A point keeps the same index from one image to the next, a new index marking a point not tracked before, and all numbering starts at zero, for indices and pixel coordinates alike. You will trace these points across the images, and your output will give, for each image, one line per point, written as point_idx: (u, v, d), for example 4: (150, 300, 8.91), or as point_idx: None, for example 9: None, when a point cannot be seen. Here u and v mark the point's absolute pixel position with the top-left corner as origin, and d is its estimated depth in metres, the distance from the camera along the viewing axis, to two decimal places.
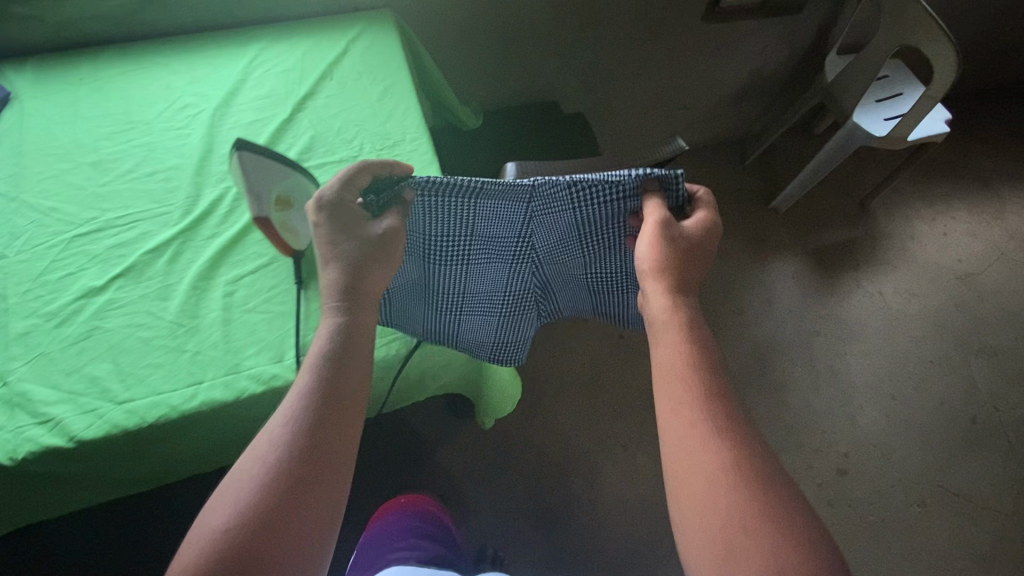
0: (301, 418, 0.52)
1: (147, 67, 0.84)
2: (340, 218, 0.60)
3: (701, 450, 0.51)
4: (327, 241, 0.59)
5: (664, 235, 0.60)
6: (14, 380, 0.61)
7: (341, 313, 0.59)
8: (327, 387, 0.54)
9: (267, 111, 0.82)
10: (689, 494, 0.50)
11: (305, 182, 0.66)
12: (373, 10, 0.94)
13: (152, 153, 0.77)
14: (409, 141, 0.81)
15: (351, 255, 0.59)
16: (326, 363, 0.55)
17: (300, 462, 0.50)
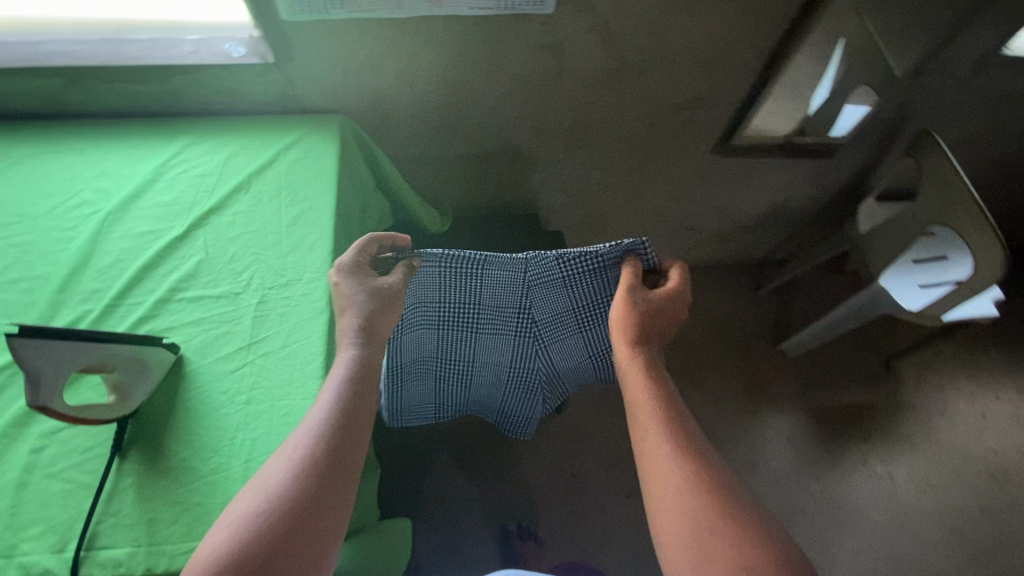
0: (318, 443, 0.52)
1: (58, 150, 0.77)
2: (362, 274, 0.62)
3: (688, 490, 0.49)
4: (349, 295, 0.61)
5: (637, 295, 0.61)
6: None
7: (357, 347, 0.60)
8: (343, 416, 0.54)
9: (164, 223, 0.74)
10: (666, 516, 0.49)
11: (136, 352, 0.58)
12: (322, 113, 0.85)
13: (27, 255, 0.70)
14: (304, 281, 0.71)
15: (367, 307, 0.61)
16: (342, 390, 0.56)
17: (311, 484, 0.50)
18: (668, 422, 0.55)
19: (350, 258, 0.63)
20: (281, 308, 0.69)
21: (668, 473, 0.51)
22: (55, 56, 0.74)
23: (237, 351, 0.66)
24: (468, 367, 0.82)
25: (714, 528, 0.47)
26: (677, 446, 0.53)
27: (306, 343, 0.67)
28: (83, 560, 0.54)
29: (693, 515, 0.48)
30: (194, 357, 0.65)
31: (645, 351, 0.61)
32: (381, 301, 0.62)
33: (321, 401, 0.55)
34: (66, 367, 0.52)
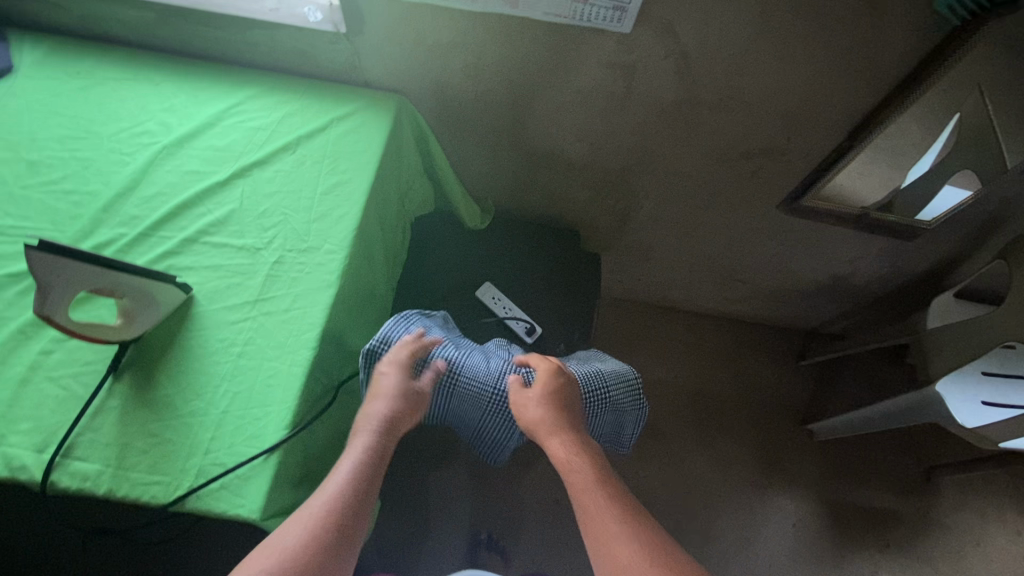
0: (334, 508, 0.55)
1: (138, 80, 0.83)
2: (406, 368, 0.67)
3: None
4: (393, 384, 0.66)
5: (551, 391, 0.63)
6: None
7: (371, 437, 0.62)
8: (358, 488, 0.57)
9: (210, 167, 0.77)
10: None
11: (145, 299, 0.62)
12: (381, 90, 0.86)
13: (85, 171, 0.75)
14: (322, 252, 0.72)
15: (402, 401, 0.65)
16: (364, 461, 0.60)
17: (323, 553, 0.52)
18: (604, 500, 0.56)
19: (402, 350, 0.68)
20: (293, 274, 0.70)
21: (626, 563, 0.52)
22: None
23: (243, 304, 0.68)
24: (455, 376, 0.71)
25: None
26: (627, 531, 0.54)
27: (308, 312, 0.68)
28: (56, 465, 0.58)
29: None
30: (202, 301, 0.68)
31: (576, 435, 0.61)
32: (410, 400, 0.66)
33: (335, 474, 0.58)
34: (72, 285, 0.56)
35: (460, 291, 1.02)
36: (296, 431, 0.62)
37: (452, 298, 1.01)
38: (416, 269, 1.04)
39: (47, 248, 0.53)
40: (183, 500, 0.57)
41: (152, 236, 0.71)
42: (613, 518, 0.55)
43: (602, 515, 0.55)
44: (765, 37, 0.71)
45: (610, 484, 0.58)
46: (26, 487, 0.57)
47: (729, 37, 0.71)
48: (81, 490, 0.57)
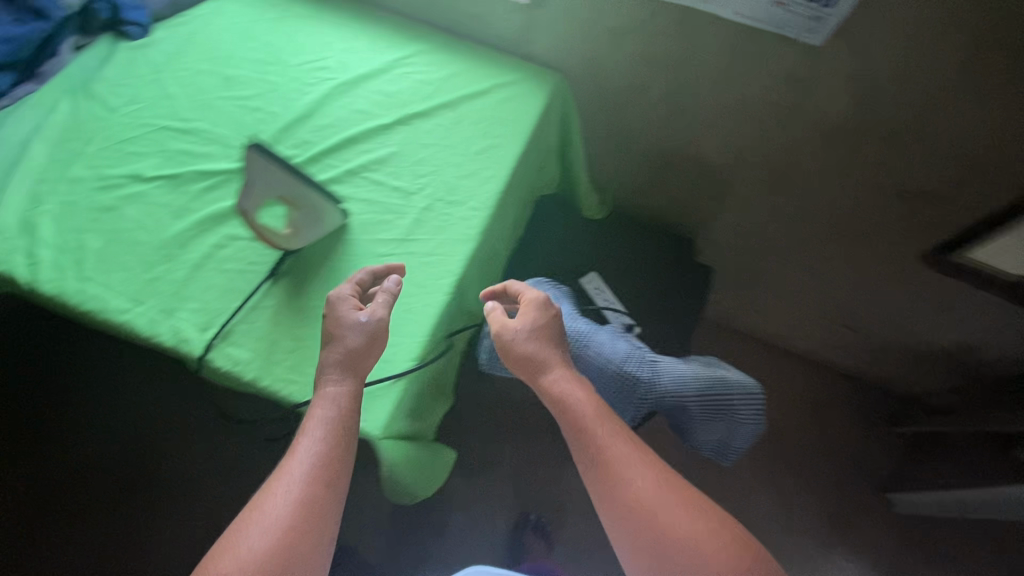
0: (311, 477, 0.57)
1: (325, 19, 0.89)
2: (344, 305, 0.63)
3: (656, 517, 0.55)
4: (337, 326, 0.62)
5: (539, 325, 0.63)
6: (42, 211, 0.71)
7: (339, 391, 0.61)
8: (323, 474, 0.57)
9: (378, 110, 0.82)
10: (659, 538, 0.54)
11: (314, 219, 0.68)
12: (543, 65, 0.88)
13: (270, 93, 0.82)
14: (467, 207, 0.75)
15: (353, 343, 0.61)
16: (334, 425, 0.59)
17: (306, 517, 0.55)
18: (604, 440, 0.58)
19: (343, 300, 0.64)
20: (438, 222, 0.74)
21: (642, 494, 0.56)
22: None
23: (391, 241, 0.72)
24: (581, 345, 0.65)
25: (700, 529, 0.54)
26: (637, 466, 0.57)
27: (447, 260, 0.72)
28: (214, 347, 0.64)
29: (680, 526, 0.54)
30: (355, 230, 0.72)
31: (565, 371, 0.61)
32: (360, 335, 0.61)
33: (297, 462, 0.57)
34: (272, 193, 0.65)
35: (568, 274, 1.03)
36: (422, 364, 0.66)
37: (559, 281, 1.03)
38: (528, 245, 1.06)
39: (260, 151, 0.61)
40: None
41: (318, 164, 0.77)
42: (618, 452, 0.57)
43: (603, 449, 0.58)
44: (964, 76, 0.67)
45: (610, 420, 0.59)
46: (187, 359, 0.64)
47: (926, 68, 0.68)
48: (231, 372, 0.63)
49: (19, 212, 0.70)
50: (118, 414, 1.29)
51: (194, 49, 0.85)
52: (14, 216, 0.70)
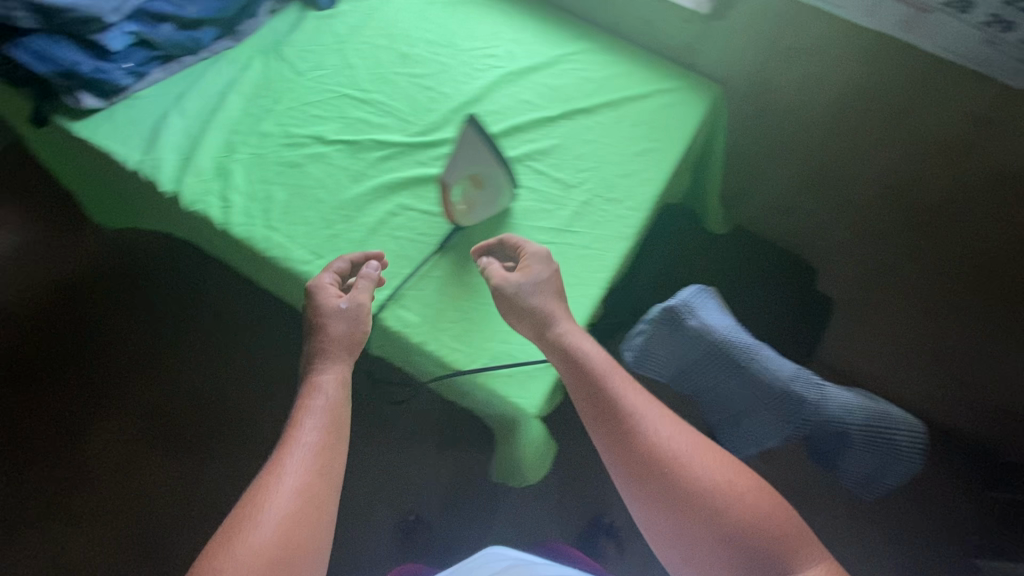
0: (312, 465, 0.56)
1: (496, 9, 0.92)
2: (326, 293, 0.65)
3: (675, 467, 0.56)
4: (321, 314, 0.64)
5: (539, 286, 0.64)
6: (234, 159, 0.76)
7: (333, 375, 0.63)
8: (325, 462, 0.57)
9: (543, 102, 0.84)
10: (680, 488, 0.55)
11: (494, 200, 0.71)
12: (704, 76, 0.89)
13: (442, 74, 0.86)
14: (625, 207, 0.77)
15: (338, 331, 0.64)
16: (330, 412, 0.60)
17: (310, 507, 0.54)
18: (619, 399, 0.59)
19: (325, 287, 0.66)
20: (597, 217, 0.75)
21: (660, 447, 0.57)
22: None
23: (550, 230, 0.74)
24: (749, 360, 0.61)
25: (718, 479, 0.55)
26: (652, 420, 0.58)
27: (604, 255, 0.73)
28: (386, 307, 0.68)
29: (697, 476, 0.55)
30: (517, 215, 0.75)
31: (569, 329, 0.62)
32: (347, 321, 0.64)
33: (292, 453, 0.56)
34: (473, 172, 0.69)
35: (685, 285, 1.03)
36: None
37: (677, 291, 1.03)
38: (649, 252, 1.06)
39: (472, 126, 0.68)
40: (475, 373, 0.65)
41: None
42: (631, 406, 0.58)
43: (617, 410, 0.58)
44: None
45: (622, 379, 0.60)
46: None
47: None
48: (399, 333, 0.67)
49: (214, 158, 0.76)
50: (221, 348, 1.30)
51: (374, 25, 0.89)
52: (210, 161, 0.76)
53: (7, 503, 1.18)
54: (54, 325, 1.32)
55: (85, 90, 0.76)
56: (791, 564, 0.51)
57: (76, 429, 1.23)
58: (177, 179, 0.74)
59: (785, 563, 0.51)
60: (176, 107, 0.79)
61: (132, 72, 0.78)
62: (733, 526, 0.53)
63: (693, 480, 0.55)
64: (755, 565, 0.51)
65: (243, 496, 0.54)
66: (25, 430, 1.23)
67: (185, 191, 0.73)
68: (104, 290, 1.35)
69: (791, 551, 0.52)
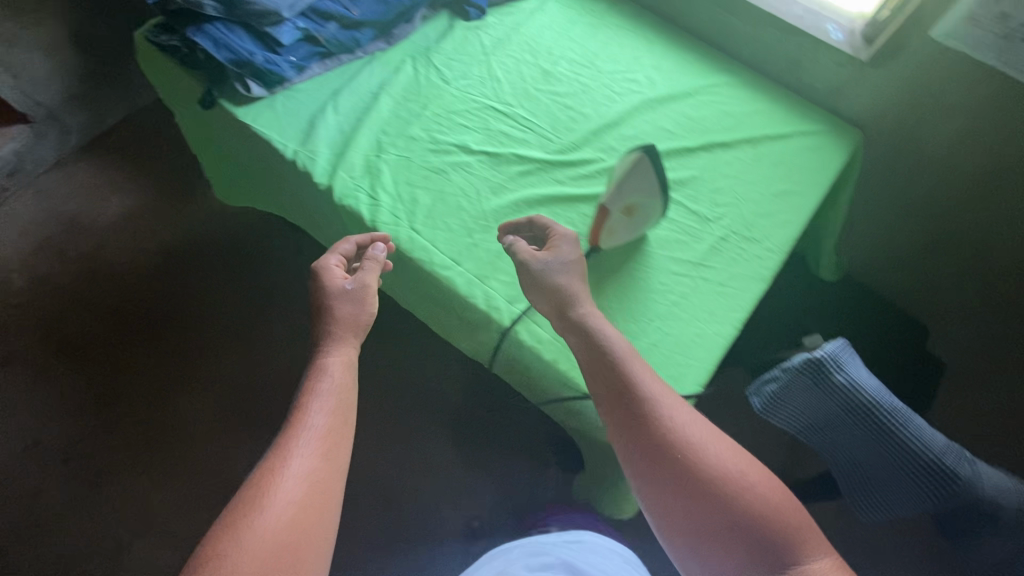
0: (319, 445, 0.57)
1: (637, 35, 0.93)
2: (333, 276, 0.69)
3: (689, 459, 0.56)
4: (331, 296, 0.68)
5: (560, 264, 0.67)
6: (383, 158, 0.79)
7: (340, 355, 0.65)
8: (331, 443, 0.58)
9: (682, 131, 0.84)
10: (693, 479, 0.55)
11: (643, 227, 0.72)
12: (846, 121, 0.87)
13: (582, 94, 0.87)
14: (762, 247, 0.76)
15: (346, 311, 0.67)
16: (333, 394, 0.61)
17: (320, 488, 0.54)
18: (638, 383, 0.59)
19: (332, 268, 0.69)
20: (733, 255, 0.75)
21: (676, 437, 0.57)
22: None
23: (686, 262, 0.73)
24: (898, 426, 0.60)
25: (726, 472, 0.56)
26: (670, 409, 0.58)
27: (739, 295, 0.72)
28: (520, 321, 0.69)
29: (708, 468, 0.56)
30: (654, 243, 0.74)
31: (589, 310, 0.64)
32: (351, 301, 0.68)
33: (299, 437, 0.56)
34: (633, 195, 0.69)
35: (790, 328, 1.01)
36: (705, 392, 0.66)
37: (781, 333, 1.01)
38: None
39: (646, 153, 0.69)
40: None
41: None
42: (650, 394, 0.59)
43: (629, 397, 0.58)
44: None
45: (640, 366, 0.60)
46: (494, 324, 0.69)
47: None
48: (533, 348, 0.67)
49: (364, 155, 0.79)
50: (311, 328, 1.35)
51: (519, 40, 0.91)
52: (360, 158, 0.79)
53: (91, 447, 1.23)
54: (156, 287, 1.40)
55: (253, 80, 0.80)
56: (801, 557, 0.52)
57: (166, 388, 1.29)
58: (330, 173, 0.77)
59: (793, 556, 0.52)
60: (331, 103, 0.82)
61: (295, 65, 0.82)
62: (747, 518, 0.53)
63: (704, 472, 0.55)
64: (767, 558, 0.52)
65: (247, 481, 0.53)
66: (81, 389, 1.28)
67: (337, 185, 0.76)
68: (209, 261, 1.43)
69: (799, 545, 0.52)
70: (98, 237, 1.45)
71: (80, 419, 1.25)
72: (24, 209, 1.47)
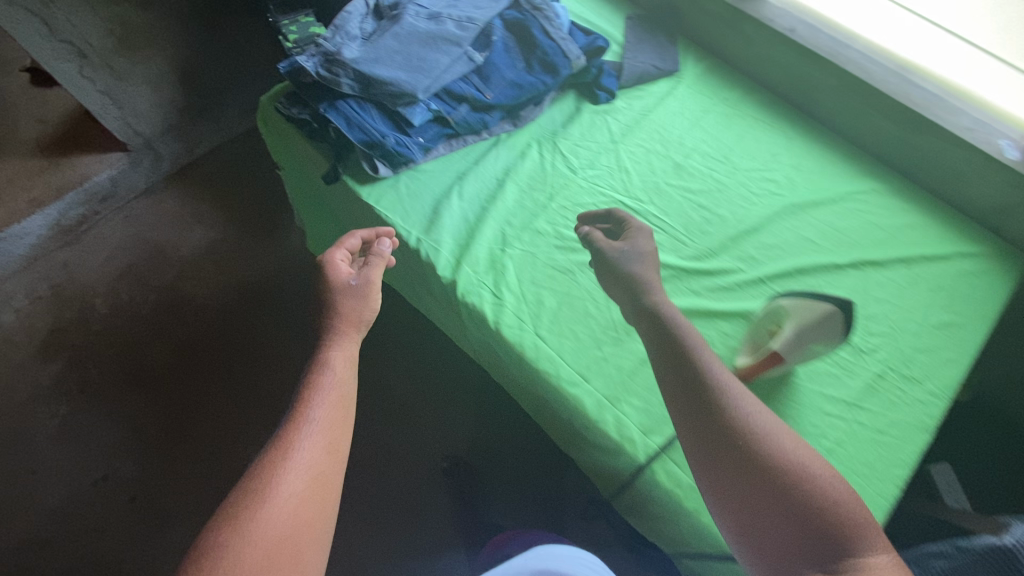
0: (318, 436, 0.51)
1: (775, 129, 0.87)
2: (337, 268, 0.67)
3: (747, 435, 0.49)
4: (337, 284, 0.66)
5: (630, 245, 0.68)
6: (508, 253, 0.75)
7: (343, 347, 0.61)
8: (333, 436, 0.52)
9: (827, 244, 0.78)
10: (752, 457, 0.47)
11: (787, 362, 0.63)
12: (1012, 244, 0.78)
13: (718, 193, 0.81)
14: (923, 389, 0.68)
15: (351, 299, 0.65)
16: (336, 385, 0.56)
17: (320, 483, 0.49)
18: (693, 358, 0.55)
19: (336, 263, 0.68)
20: (891, 395, 0.68)
21: (731, 414, 0.50)
22: (849, 62, 0.82)
23: (839, 401, 0.67)
24: None
25: (787, 457, 0.47)
26: (726, 384, 0.52)
27: (900, 446, 0.65)
28: (657, 459, 0.61)
29: (767, 451, 0.48)
30: (802, 376, 0.68)
31: (653, 292, 0.62)
32: (354, 293, 0.66)
33: (300, 429, 0.51)
34: (811, 345, 0.61)
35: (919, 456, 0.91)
36: None
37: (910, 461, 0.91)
38: None
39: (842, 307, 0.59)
40: None
41: (762, 287, 0.74)
42: (704, 371, 0.54)
43: (687, 384, 0.53)
44: None
45: (697, 345, 0.56)
46: (626, 459, 0.62)
47: None
48: (671, 494, 0.60)
49: (488, 249, 0.75)
50: None
51: (649, 127, 0.87)
52: (485, 252, 0.75)
53: (157, 489, 1.21)
54: (233, 327, 1.39)
55: (381, 159, 0.77)
56: (854, 549, 0.42)
57: (233, 429, 1.27)
58: (454, 267, 0.74)
59: (848, 545, 0.43)
60: (456, 188, 0.80)
61: (422, 147, 0.79)
62: (805, 508, 0.44)
63: (764, 454, 0.47)
64: (822, 548, 0.43)
65: (243, 477, 0.48)
66: (138, 414, 1.28)
67: (461, 279, 0.73)
68: (286, 303, 1.42)
69: (862, 536, 0.43)
70: (178, 267, 1.46)
71: (150, 456, 1.24)
72: (112, 233, 1.50)
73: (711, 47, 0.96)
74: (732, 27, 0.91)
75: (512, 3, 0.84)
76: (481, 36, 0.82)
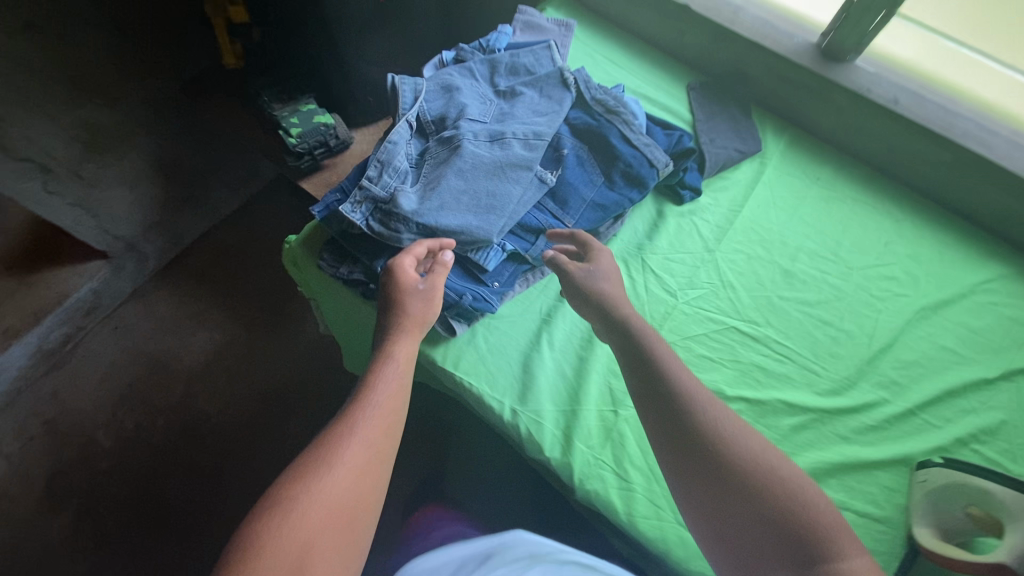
0: (378, 418, 0.49)
1: (880, 212, 0.78)
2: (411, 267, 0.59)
3: (720, 440, 0.48)
4: (404, 283, 0.58)
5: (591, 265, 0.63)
6: (623, 415, 0.64)
7: (409, 342, 0.57)
8: (392, 423, 0.50)
9: (968, 351, 0.69)
10: (725, 461, 0.46)
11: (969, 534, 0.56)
12: None
13: (837, 301, 0.71)
14: None
15: (416, 301, 0.58)
16: (399, 371, 0.54)
17: (377, 469, 0.47)
18: (659, 362, 0.54)
19: (408, 267, 0.59)
20: None
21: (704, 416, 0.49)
22: (964, 134, 0.73)
23: None
24: None
25: (760, 462, 0.47)
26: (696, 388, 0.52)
27: None
28: None
29: (739, 457, 0.47)
30: None
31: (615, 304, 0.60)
32: (417, 296, 0.58)
33: (362, 410, 0.49)
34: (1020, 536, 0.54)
35: None
36: None
37: None
38: None
39: None
40: None
41: (914, 420, 0.64)
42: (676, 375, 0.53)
43: (655, 394, 0.52)
44: None
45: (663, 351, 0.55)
46: None
47: None
48: None
49: (597, 412, 0.64)
50: None
51: (743, 226, 0.76)
52: (595, 419, 0.63)
53: None
54: (258, 442, 1.25)
55: (456, 319, 0.65)
56: (828, 553, 0.41)
57: None
58: (564, 444, 0.62)
59: (826, 551, 0.41)
60: (543, 337, 0.68)
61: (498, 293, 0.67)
62: (774, 514, 0.43)
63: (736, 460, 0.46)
64: (790, 548, 0.42)
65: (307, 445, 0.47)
66: (158, 548, 1.15)
67: (575, 461, 0.61)
68: (312, 407, 1.28)
69: (832, 542, 0.42)
70: (186, 379, 1.30)
71: None
72: (103, 348, 1.33)
73: (789, 117, 0.85)
74: (818, 96, 0.80)
75: (573, 100, 0.73)
76: (549, 149, 0.70)
